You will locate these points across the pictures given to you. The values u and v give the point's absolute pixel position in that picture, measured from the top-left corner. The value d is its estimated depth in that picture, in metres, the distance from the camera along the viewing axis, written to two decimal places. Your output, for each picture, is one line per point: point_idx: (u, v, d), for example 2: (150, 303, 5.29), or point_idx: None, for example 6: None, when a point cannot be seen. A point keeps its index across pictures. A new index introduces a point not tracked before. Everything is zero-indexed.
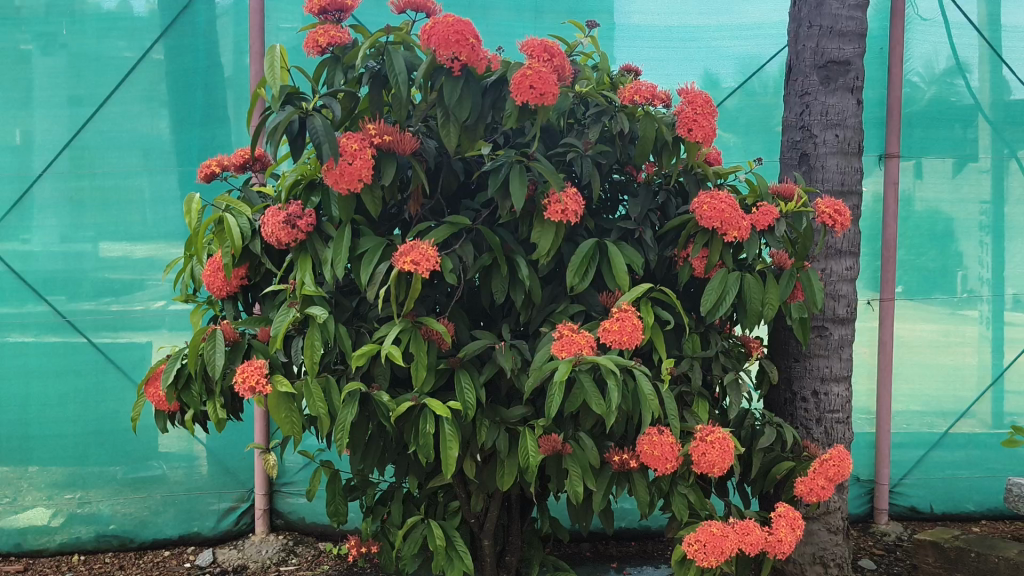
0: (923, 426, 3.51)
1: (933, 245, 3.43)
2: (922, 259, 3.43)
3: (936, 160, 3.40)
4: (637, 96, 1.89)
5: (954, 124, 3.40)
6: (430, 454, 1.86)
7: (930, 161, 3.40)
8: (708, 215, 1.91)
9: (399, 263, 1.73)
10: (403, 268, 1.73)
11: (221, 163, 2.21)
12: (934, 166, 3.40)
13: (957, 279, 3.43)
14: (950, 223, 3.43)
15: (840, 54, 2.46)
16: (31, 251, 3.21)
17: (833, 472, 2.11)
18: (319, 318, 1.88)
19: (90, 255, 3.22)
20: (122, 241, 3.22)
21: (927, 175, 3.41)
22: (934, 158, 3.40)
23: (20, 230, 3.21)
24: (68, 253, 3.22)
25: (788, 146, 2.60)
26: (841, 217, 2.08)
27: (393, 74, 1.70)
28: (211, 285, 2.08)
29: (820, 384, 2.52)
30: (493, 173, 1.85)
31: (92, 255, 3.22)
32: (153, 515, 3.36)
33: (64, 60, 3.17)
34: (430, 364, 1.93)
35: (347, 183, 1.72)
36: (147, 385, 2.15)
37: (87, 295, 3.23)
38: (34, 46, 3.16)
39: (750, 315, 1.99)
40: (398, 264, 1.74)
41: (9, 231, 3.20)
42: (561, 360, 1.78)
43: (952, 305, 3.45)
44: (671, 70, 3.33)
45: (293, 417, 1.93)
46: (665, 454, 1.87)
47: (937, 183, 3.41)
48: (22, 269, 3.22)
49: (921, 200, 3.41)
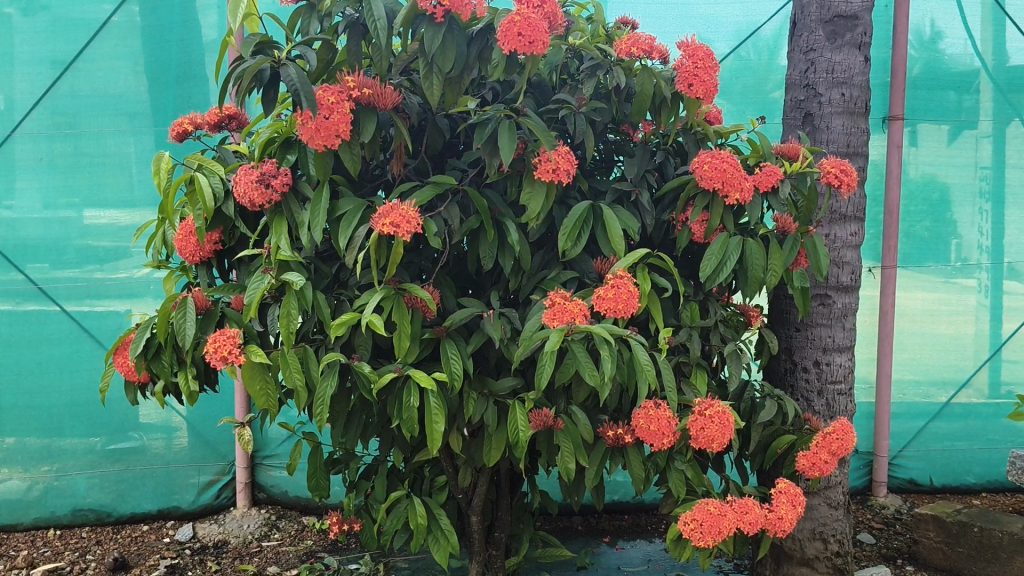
0: (920, 397, 3.43)
1: (930, 213, 3.33)
2: (918, 227, 3.33)
3: (931, 125, 3.29)
4: (635, 49, 1.81)
5: (949, 90, 3.28)
6: (414, 429, 1.76)
7: (926, 127, 3.29)
8: (709, 175, 1.81)
9: (379, 225, 1.62)
10: (383, 231, 1.62)
11: (194, 121, 2.08)
12: (929, 132, 3.29)
13: (951, 247, 3.33)
14: (949, 190, 3.32)
15: (847, 8, 2.34)
16: (17, 218, 3.08)
17: (836, 446, 2.03)
18: (296, 285, 1.77)
19: (76, 221, 3.10)
20: (97, 208, 3.10)
21: (922, 142, 3.30)
22: (928, 124, 3.29)
23: (4, 195, 3.07)
24: (52, 219, 3.09)
25: (791, 105, 2.49)
26: (847, 177, 1.97)
27: (372, 20, 1.57)
28: (183, 250, 1.97)
29: (822, 354, 2.42)
30: (479, 128, 1.74)
31: (73, 221, 3.10)
32: (131, 488, 3.27)
33: (31, 15, 3.03)
34: (414, 334, 1.82)
35: (324, 139, 1.63)
36: (115, 354, 2.04)
37: (73, 263, 3.11)
38: (16, 8, 3.01)
39: (751, 282, 1.89)
40: (378, 226, 1.63)
41: None
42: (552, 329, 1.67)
43: (947, 274, 3.35)
44: (669, 27, 3.20)
45: (269, 389, 1.82)
46: (661, 428, 1.78)
47: (935, 149, 3.30)
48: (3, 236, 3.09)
49: (918, 167, 3.31)
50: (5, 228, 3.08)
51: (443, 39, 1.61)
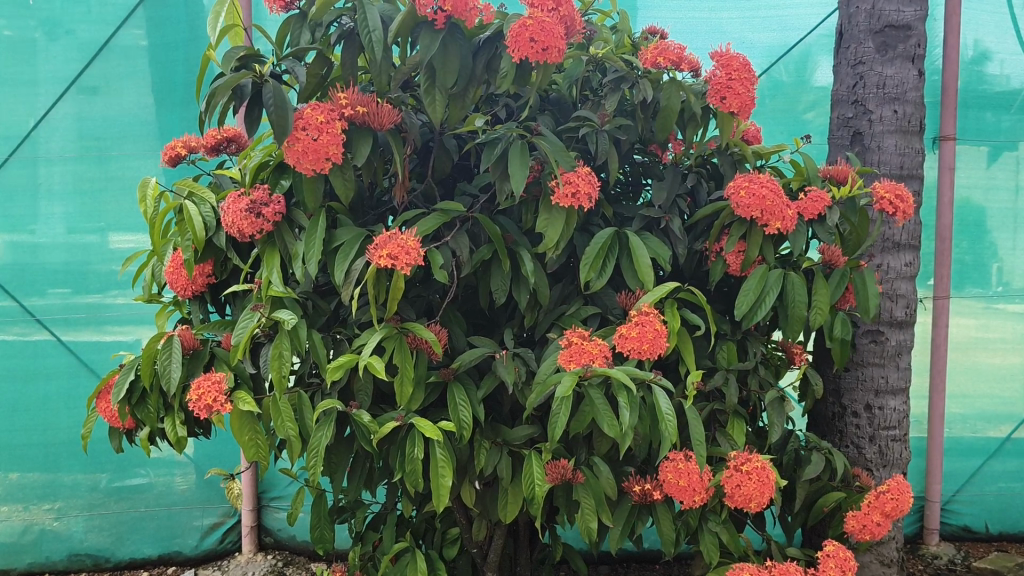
0: (968, 431, 3.18)
1: (968, 236, 3.11)
2: (956, 251, 3.11)
3: (969, 146, 3.06)
4: (662, 59, 1.63)
5: (987, 110, 3.05)
6: (418, 484, 1.56)
7: (964, 147, 3.06)
8: (746, 203, 1.61)
9: (375, 256, 1.44)
10: (379, 263, 1.44)
11: (188, 144, 1.89)
12: (966, 153, 3.06)
13: (991, 272, 3.12)
14: (983, 213, 3.10)
15: (899, 18, 2.14)
16: (37, 244, 2.93)
17: (890, 508, 1.82)
18: (287, 324, 1.58)
19: (98, 246, 2.94)
20: (122, 232, 2.95)
21: (959, 163, 3.07)
22: (968, 146, 3.06)
23: (26, 220, 2.93)
24: (73, 244, 2.94)
25: (837, 123, 2.28)
26: (903, 204, 1.76)
27: (365, 31, 1.41)
28: (173, 283, 1.80)
29: (874, 398, 2.21)
30: (489, 148, 1.58)
31: (93, 247, 2.94)
32: (131, 531, 3.11)
33: (48, 36, 2.90)
34: (419, 377, 1.62)
35: (313, 163, 1.45)
36: (98, 398, 1.87)
37: (94, 288, 2.95)
38: (35, 32, 2.89)
39: (791, 322, 1.68)
40: (373, 258, 1.45)
41: (13, 221, 2.93)
42: (567, 371, 1.47)
43: (987, 299, 3.13)
44: (699, 44, 3.02)
45: (259, 440, 1.63)
46: (692, 484, 1.58)
47: (971, 172, 3.08)
48: (25, 260, 2.94)
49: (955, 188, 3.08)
50: (27, 253, 2.93)
51: (443, 46, 1.44)
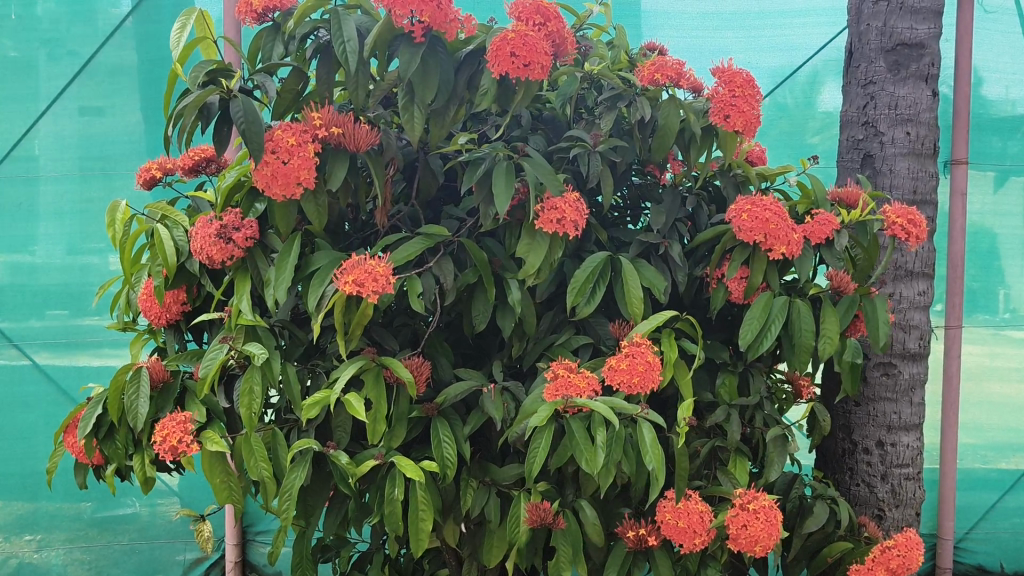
0: (978, 463, 3.07)
1: (978, 263, 3.00)
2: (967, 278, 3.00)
3: (976, 172, 2.96)
4: (660, 75, 1.55)
5: (994, 136, 2.95)
6: (397, 527, 1.44)
7: (975, 171, 2.96)
8: (748, 225, 1.52)
9: (341, 282, 1.36)
10: (345, 289, 1.36)
11: (164, 166, 1.80)
12: (975, 178, 2.96)
13: (1000, 299, 3.01)
14: (996, 239, 3.00)
15: (912, 35, 2.05)
16: (35, 264, 2.83)
17: (895, 564, 1.74)
18: (257, 358, 1.48)
19: (97, 268, 2.85)
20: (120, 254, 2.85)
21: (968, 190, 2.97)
22: (979, 170, 2.96)
23: (6, 241, 2.82)
24: (70, 266, 2.84)
25: (847, 145, 2.18)
26: (915, 227, 1.65)
27: (339, 40, 1.32)
28: (147, 312, 1.70)
29: (886, 434, 2.10)
30: (472, 168, 1.49)
31: (92, 268, 2.84)
32: (112, 565, 2.97)
33: (30, 51, 2.80)
34: (399, 413, 1.52)
35: (283, 187, 1.38)
36: (65, 432, 1.77)
37: (93, 309, 2.86)
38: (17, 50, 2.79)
39: (798, 353, 1.56)
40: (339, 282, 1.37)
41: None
42: (547, 404, 1.38)
43: (996, 326, 3.02)
44: (703, 63, 2.92)
45: (231, 482, 1.53)
46: (693, 525, 1.48)
47: (978, 197, 2.98)
48: (6, 282, 2.84)
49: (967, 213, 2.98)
50: (25, 274, 2.83)
51: (424, 62, 1.36)
